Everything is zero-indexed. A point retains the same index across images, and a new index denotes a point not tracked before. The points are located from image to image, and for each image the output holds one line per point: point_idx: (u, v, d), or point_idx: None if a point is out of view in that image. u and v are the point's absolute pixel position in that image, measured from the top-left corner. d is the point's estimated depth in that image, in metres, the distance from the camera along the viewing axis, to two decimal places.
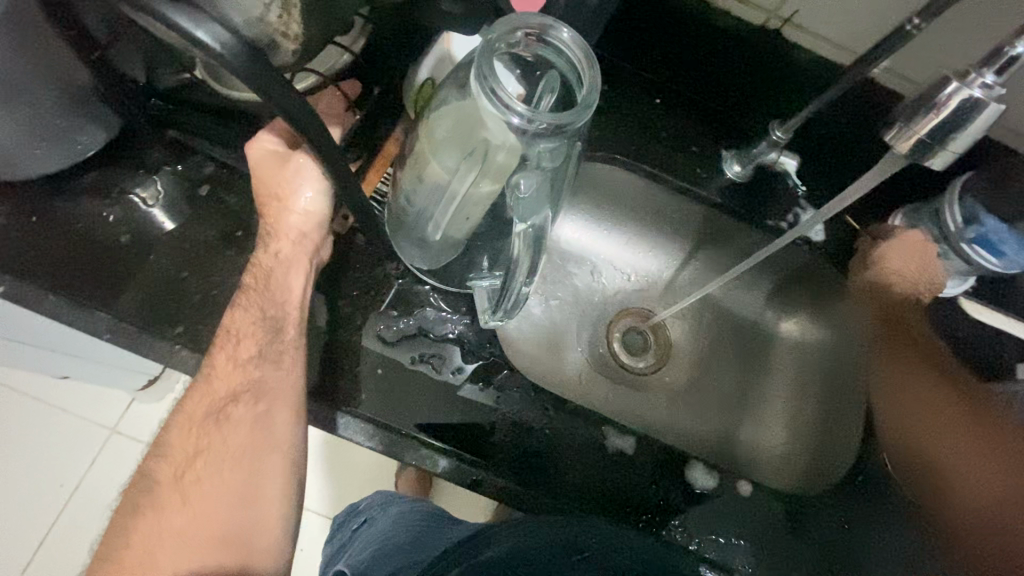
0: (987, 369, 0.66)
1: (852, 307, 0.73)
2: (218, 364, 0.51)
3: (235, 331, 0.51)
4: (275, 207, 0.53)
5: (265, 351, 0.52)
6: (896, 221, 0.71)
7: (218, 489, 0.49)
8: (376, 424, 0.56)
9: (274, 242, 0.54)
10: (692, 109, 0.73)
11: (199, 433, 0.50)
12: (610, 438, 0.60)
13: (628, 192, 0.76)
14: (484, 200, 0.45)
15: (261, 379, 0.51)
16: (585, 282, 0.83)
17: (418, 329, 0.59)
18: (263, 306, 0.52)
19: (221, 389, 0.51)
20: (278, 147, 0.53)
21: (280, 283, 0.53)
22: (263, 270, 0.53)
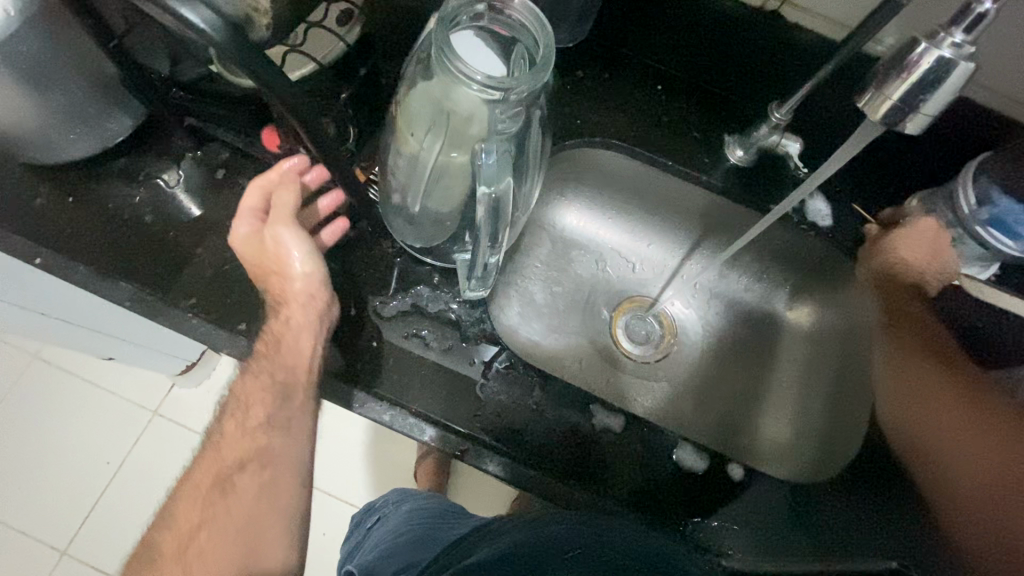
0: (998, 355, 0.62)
1: (856, 293, 0.71)
2: (229, 432, 0.59)
3: (247, 402, 0.58)
4: (277, 281, 0.55)
5: (273, 421, 0.58)
6: (912, 205, 0.68)
7: (216, 553, 0.55)
8: (383, 398, 0.58)
9: (286, 309, 0.55)
10: (694, 94, 0.73)
11: (207, 502, 0.58)
12: (597, 416, 0.61)
13: (632, 177, 0.76)
14: (456, 170, 0.49)
15: (266, 448, 0.58)
16: (589, 270, 0.84)
17: (413, 305, 0.61)
18: (275, 370, 0.56)
19: (228, 457, 0.58)
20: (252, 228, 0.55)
21: (291, 347, 0.55)
22: (275, 335, 0.55)
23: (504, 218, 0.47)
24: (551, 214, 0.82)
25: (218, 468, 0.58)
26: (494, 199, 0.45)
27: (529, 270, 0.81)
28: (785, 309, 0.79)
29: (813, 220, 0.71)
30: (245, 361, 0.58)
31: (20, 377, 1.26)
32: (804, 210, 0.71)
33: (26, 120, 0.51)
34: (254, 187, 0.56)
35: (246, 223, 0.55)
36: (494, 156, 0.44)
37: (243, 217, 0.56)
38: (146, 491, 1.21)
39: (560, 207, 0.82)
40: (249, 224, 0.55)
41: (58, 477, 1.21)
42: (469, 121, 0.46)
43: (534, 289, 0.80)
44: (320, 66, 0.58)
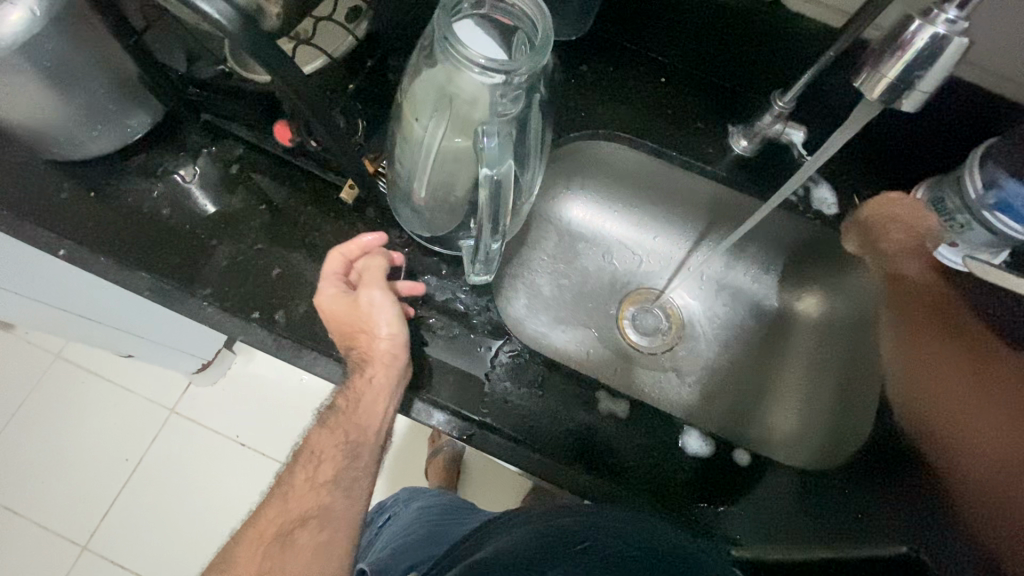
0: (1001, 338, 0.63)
1: (862, 278, 0.72)
2: (297, 483, 0.58)
3: (320, 454, 0.59)
4: (364, 338, 0.56)
5: (341, 480, 0.58)
6: (919, 191, 0.68)
7: None
8: (437, 404, 0.59)
9: (369, 368, 0.56)
10: (696, 86, 0.74)
11: (264, 554, 0.56)
12: (602, 401, 0.62)
13: (637, 169, 0.77)
14: (459, 156, 0.51)
15: (330, 504, 0.57)
16: (596, 263, 0.85)
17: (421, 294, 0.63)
18: (349, 430, 0.58)
19: (294, 511, 0.57)
20: (340, 292, 0.57)
21: (367, 407, 0.57)
22: (355, 393, 0.57)
23: (506, 202, 0.48)
24: (557, 206, 0.83)
25: (282, 519, 0.57)
26: (498, 180, 0.46)
27: (536, 262, 0.82)
28: (793, 299, 0.80)
29: (818, 209, 0.71)
30: (260, 349, 0.59)
31: (44, 375, 1.29)
32: (806, 198, 0.72)
33: (50, 116, 0.54)
34: (338, 252, 0.58)
35: (332, 284, 0.57)
36: (495, 138, 0.46)
37: (326, 281, 0.58)
38: (167, 488, 1.24)
39: (567, 200, 0.83)
40: (335, 289, 0.57)
41: (82, 474, 1.24)
42: (471, 106, 0.47)
43: (541, 281, 0.82)
44: (329, 59, 0.60)
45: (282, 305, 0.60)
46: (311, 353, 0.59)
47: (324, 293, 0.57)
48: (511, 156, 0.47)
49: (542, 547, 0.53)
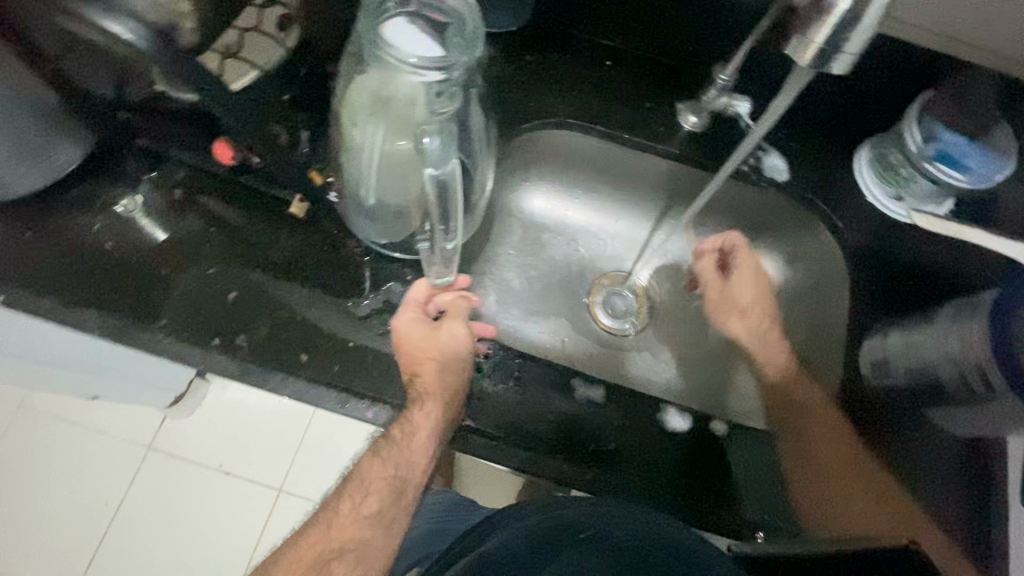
0: (950, 284, 0.66)
1: (814, 240, 0.74)
2: (341, 511, 0.57)
3: (367, 485, 0.58)
4: (434, 362, 0.57)
5: (385, 513, 0.58)
6: (863, 151, 0.71)
7: None
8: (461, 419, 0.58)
9: (431, 401, 0.56)
10: (640, 66, 0.74)
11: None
12: (577, 388, 0.62)
13: (592, 154, 0.77)
14: (403, 158, 0.51)
15: (370, 539, 0.57)
16: (561, 253, 0.85)
17: (386, 302, 0.61)
18: (398, 465, 0.58)
19: (334, 540, 0.56)
20: (418, 317, 0.59)
21: (422, 441, 0.57)
22: (410, 425, 0.56)
23: (455, 199, 0.49)
24: (517, 200, 0.83)
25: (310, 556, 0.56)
26: (443, 181, 0.47)
27: (502, 257, 0.82)
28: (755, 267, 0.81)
29: (771, 176, 0.72)
30: (226, 377, 0.57)
31: (7, 428, 1.24)
32: (759, 166, 0.73)
33: None
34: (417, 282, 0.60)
35: (409, 312, 0.59)
36: (434, 140, 0.46)
37: (404, 307, 0.59)
38: (154, 532, 1.20)
39: (527, 192, 0.83)
40: (408, 315, 0.59)
41: (61, 524, 1.19)
42: (410, 106, 0.47)
43: (510, 275, 0.81)
44: (262, 73, 0.63)
45: (243, 328, 0.58)
46: (277, 376, 0.56)
47: (400, 317, 0.59)
48: (453, 154, 0.48)
49: (543, 541, 0.52)
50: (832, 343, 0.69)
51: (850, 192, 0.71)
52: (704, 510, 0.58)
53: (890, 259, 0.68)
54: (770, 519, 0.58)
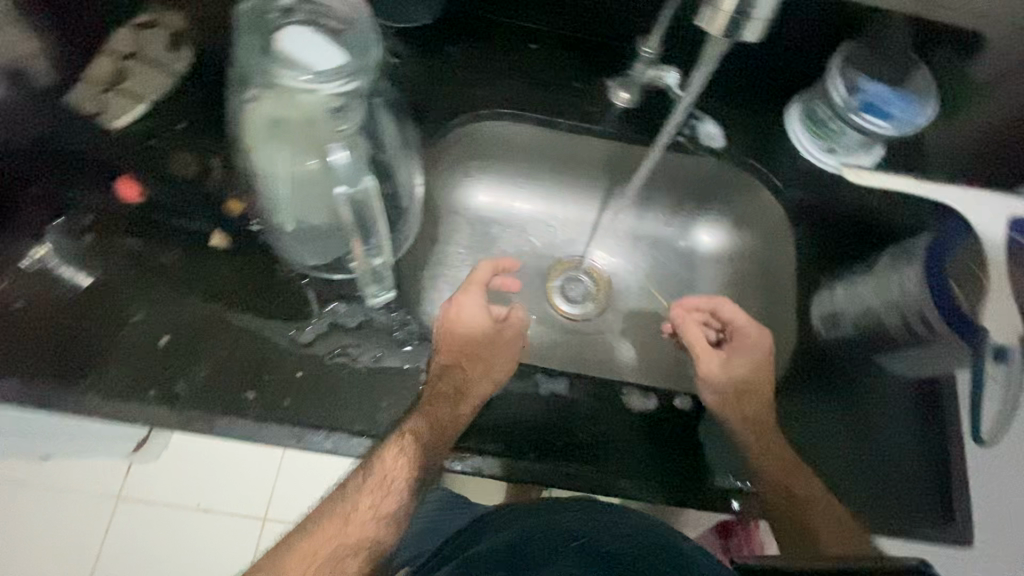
0: (889, 230, 0.68)
1: (753, 201, 0.75)
2: (360, 507, 0.56)
3: (386, 485, 0.56)
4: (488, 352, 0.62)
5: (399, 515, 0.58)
6: (793, 107, 0.72)
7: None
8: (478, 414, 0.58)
9: (467, 397, 0.58)
10: (566, 46, 0.73)
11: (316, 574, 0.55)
12: (541, 382, 0.61)
13: (530, 142, 0.75)
14: (313, 176, 0.51)
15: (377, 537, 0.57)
16: (513, 245, 0.83)
17: (332, 324, 0.58)
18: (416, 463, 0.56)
19: (352, 537, 0.56)
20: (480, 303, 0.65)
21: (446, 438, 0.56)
22: (435, 423, 0.56)
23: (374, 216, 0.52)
24: (460, 196, 0.80)
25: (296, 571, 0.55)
26: (356, 196, 0.49)
27: (453, 257, 0.80)
28: (701, 235, 0.83)
29: (706, 145, 0.72)
30: (167, 428, 0.53)
31: None
32: (695, 135, 0.72)
33: None
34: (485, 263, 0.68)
35: (474, 297, 0.65)
36: (341, 155, 0.49)
37: (472, 290, 0.65)
38: None
39: (470, 187, 0.81)
40: (472, 301, 0.64)
41: None
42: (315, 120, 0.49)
43: (462, 274, 0.79)
44: (151, 103, 0.62)
45: (181, 373, 0.54)
46: (221, 419, 0.53)
47: (466, 298, 0.65)
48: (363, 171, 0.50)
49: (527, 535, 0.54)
50: (782, 301, 0.70)
51: (785, 150, 0.72)
52: (677, 485, 0.58)
53: (829, 212, 0.69)
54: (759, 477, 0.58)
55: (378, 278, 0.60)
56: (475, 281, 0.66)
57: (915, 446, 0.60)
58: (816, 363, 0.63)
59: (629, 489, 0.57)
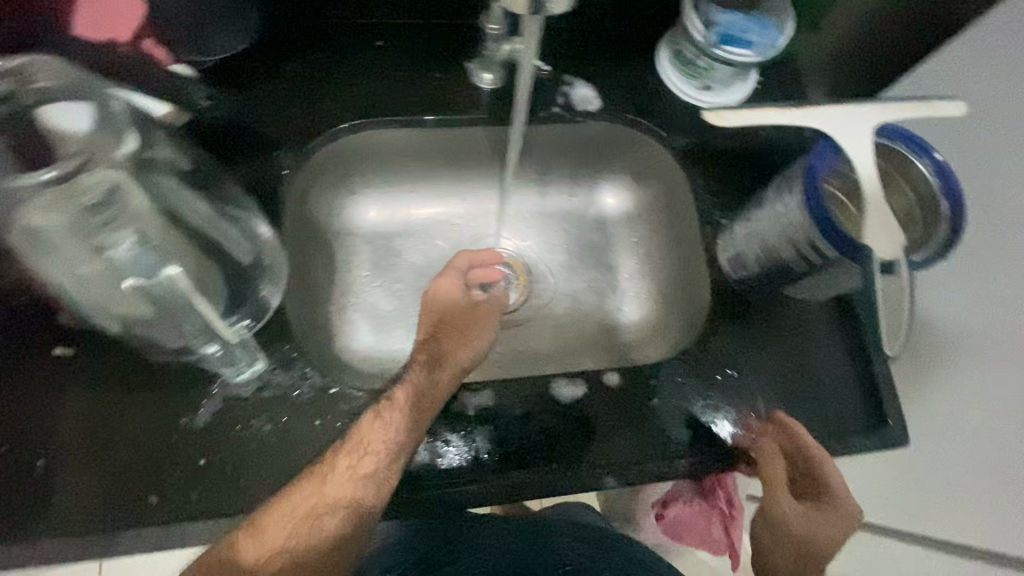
0: (777, 156, 0.68)
1: (645, 153, 0.73)
2: (336, 465, 0.52)
3: (363, 445, 0.52)
4: (454, 338, 0.65)
5: (381, 473, 0.52)
6: (661, 52, 0.70)
7: (299, 541, 0.51)
8: (465, 390, 0.59)
9: (439, 369, 0.60)
10: (415, 37, 0.67)
11: (294, 530, 0.50)
12: (466, 400, 0.58)
13: (405, 146, 0.71)
14: (96, 276, 0.48)
15: (359, 499, 0.52)
16: (421, 254, 0.78)
17: (225, 400, 0.53)
18: (397, 427, 0.53)
19: (331, 497, 0.52)
20: (455, 287, 0.69)
21: (424, 406, 0.56)
22: (414, 390, 0.57)
23: (189, 300, 0.52)
24: (349, 217, 0.75)
25: None
26: (159, 284, 0.50)
27: (358, 283, 0.75)
28: (607, 198, 0.81)
29: (583, 109, 0.69)
30: (69, 560, 0.49)
31: None
32: (570, 101, 0.69)
33: None
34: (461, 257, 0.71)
35: (449, 278, 0.69)
36: (128, 247, 0.48)
37: (448, 273, 0.69)
38: None
39: (357, 205, 0.75)
40: (448, 277, 0.69)
41: None
42: (80, 220, 0.45)
43: (373, 298, 0.75)
44: None
45: (69, 496, 0.49)
46: (126, 532, 0.49)
47: (442, 281, 0.69)
48: (156, 258, 0.50)
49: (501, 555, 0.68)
50: (693, 251, 0.70)
51: (663, 97, 0.70)
52: (623, 468, 0.57)
53: (717, 152, 0.68)
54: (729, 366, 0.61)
55: (250, 350, 0.55)
56: (453, 265, 0.70)
57: (838, 360, 0.62)
58: (732, 307, 0.63)
59: (579, 484, 0.56)
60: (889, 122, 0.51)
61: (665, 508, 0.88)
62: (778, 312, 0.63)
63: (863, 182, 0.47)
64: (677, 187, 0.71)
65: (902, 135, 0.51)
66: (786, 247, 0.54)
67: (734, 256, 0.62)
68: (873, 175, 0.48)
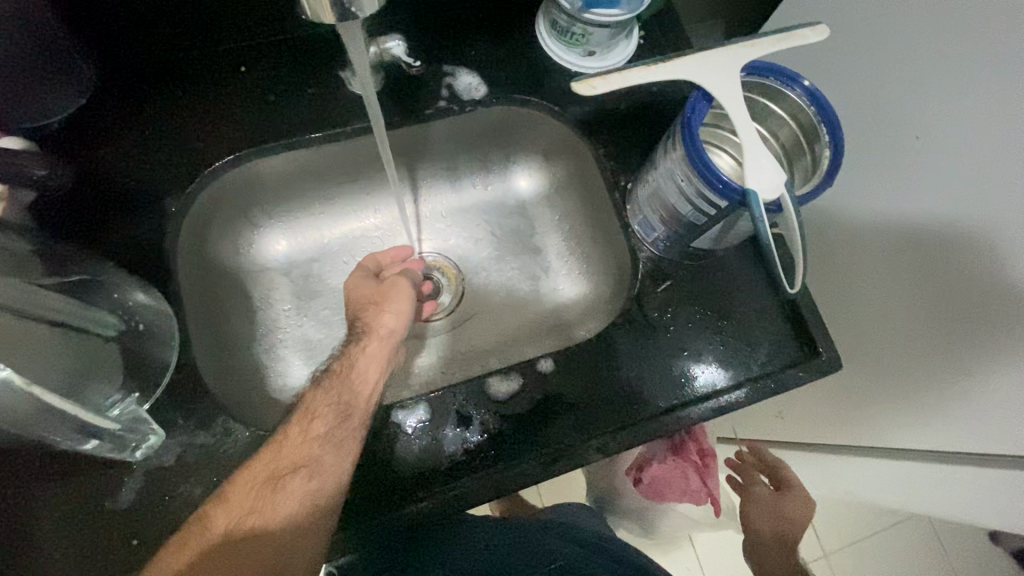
0: (671, 110, 0.67)
1: (543, 128, 0.71)
2: (290, 435, 0.52)
3: (313, 410, 0.54)
4: (372, 311, 0.63)
5: (334, 432, 0.52)
6: (538, 25, 0.68)
7: (268, 507, 0.48)
8: (414, 399, 0.58)
9: (365, 339, 0.61)
10: (279, 55, 0.64)
11: (259, 494, 0.48)
12: (401, 420, 0.57)
13: (298, 170, 0.67)
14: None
15: (319, 457, 0.50)
16: (342, 275, 0.75)
17: (145, 475, 0.51)
18: (340, 393, 0.55)
19: (288, 458, 0.50)
20: (368, 278, 0.67)
21: (360, 372, 0.57)
22: (347, 361, 0.58)
23: (34, 397, 0.44)
24: (258, 253, 0.72)
25: None
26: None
27: (282, 317, 0.72)
28: (522, 181, 0.79)
29: (469, 98, 0.67)
30: None
31: None
32: (455, 92, 0.67)
33: None
34: (367, 261, 0.70)
35: (360, 274, 0.68)
36: None
37: (359, 271, 0.68)
38: None
39: (264, 238, 0.72)
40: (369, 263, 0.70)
41: None
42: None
43: (302, 329, 0.72)
44: None
45: None
46: None
47: (355, 278, 0.67)
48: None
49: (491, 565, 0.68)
50: (609, 220, 0.69)
51: (547, 71, 0.68)
52: (578, 450, 0.57)
53: (611, 116, 0.67)
54: (674, 297, 0.62)
55: (141, 423, 0.51)
56: (361, 265, 0.69)
57: (760, 298, 0.62)
58: (653, 274, 0.63)
59: (538, 472, 0.56)
60: (755, 60, 0.51)
61: (641, 469, 0.91)
62: (706, 260, 0.63)
63: (735, 121, 0.47)
64: (582, 158, 0.71)
65: (772, 69, 0.51)
66: (683, 203, 0.54)
67: (641, 219, 0.62)
68: (745, 114, 0.47)
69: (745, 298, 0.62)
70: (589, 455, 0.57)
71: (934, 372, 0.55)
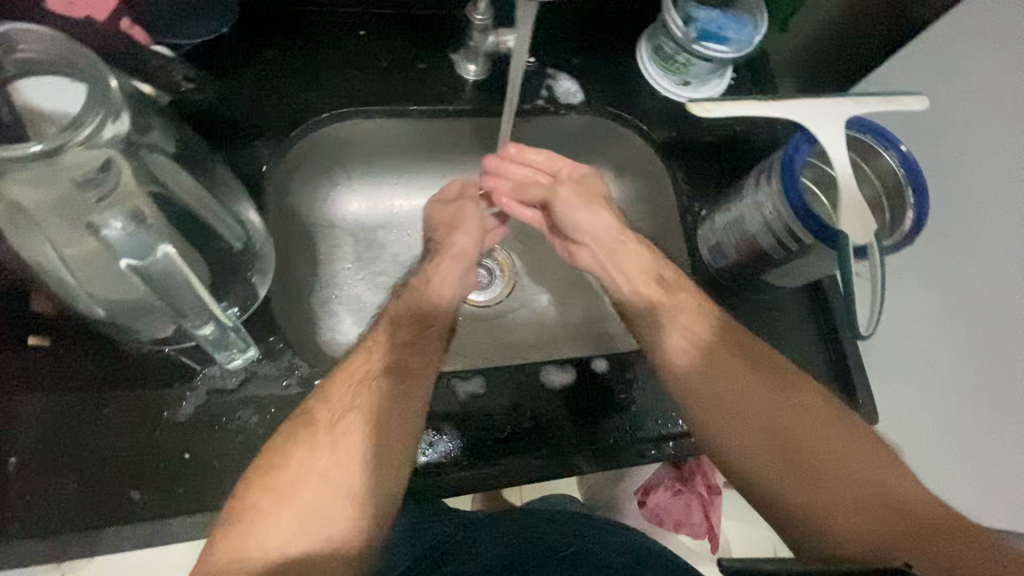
0: (751, 152, 0.71)
1: (625, 146, 0.74)
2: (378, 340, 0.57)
3: (394, 321, 0.59)
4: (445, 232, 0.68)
5: (415, 342, 0.57)
6: (642, 47, 0.71)
7: (364, 420, 0.51)
8: (470, 372, 0.59)
9: (439, 257, 0.67)
10: (399, 27, 0.67)
11: (353, 395, 0.52)
12: (455, 388, 0.58)
13: (390, 138, 0.70)
14: (88, 254, 0.42)
15: (404, 362, 0.55)
16: (402, 249, 0.76)
17: (208, 393, 0.52)
18: (422, 301, 0.62)
19: (379, 360, 0.55)
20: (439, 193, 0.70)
21: (439, 284, 0.65)
22: (426, 275, 0.65)
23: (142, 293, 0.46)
24: (331, 209, 0.73)
25: None
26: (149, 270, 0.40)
27: (341, 275, 0.73)
28: None
29: (566, 102, 0.70)
30: (47, 558, 0.47)
31: None
32: (554, 95, 0.70)
33: None
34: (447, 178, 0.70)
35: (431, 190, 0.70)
36: (122, 224, 0.39)
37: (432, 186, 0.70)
38: None
39: (339, 196, 0.73)
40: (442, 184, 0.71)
41: None
42: (73, 195, 0.38)
43: (357, 290, 0.73)
44: None
45: (44, 493, 0.47)
46: (107, 530, 0.47)
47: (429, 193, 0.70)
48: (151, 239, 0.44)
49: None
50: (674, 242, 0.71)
51: (643, 92, 0.71)
52: (607, 452, 0.58)
53: (695, 146, 0.70)
54: None
55: (244, 339, 0.51)
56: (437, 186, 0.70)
57: (809, 343, 0.65)
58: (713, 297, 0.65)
59: (573, 463, 0.58)
60: (858, 115, 0.54)
61: (646, 494, 0.91)
62: (763, 297, 0.65)
63: (837, 170, 0.50)
64: (656, 181, 0.73)
65: (870, 128, 0.54)
66: (765, 234, 0.57)
67: (712, 244, 0.64)
68: (845, 163, 0.51)
69: (793, 342, 0.64)
70: (618, 460, 0.59)
71: (968, 448, 0.58)
